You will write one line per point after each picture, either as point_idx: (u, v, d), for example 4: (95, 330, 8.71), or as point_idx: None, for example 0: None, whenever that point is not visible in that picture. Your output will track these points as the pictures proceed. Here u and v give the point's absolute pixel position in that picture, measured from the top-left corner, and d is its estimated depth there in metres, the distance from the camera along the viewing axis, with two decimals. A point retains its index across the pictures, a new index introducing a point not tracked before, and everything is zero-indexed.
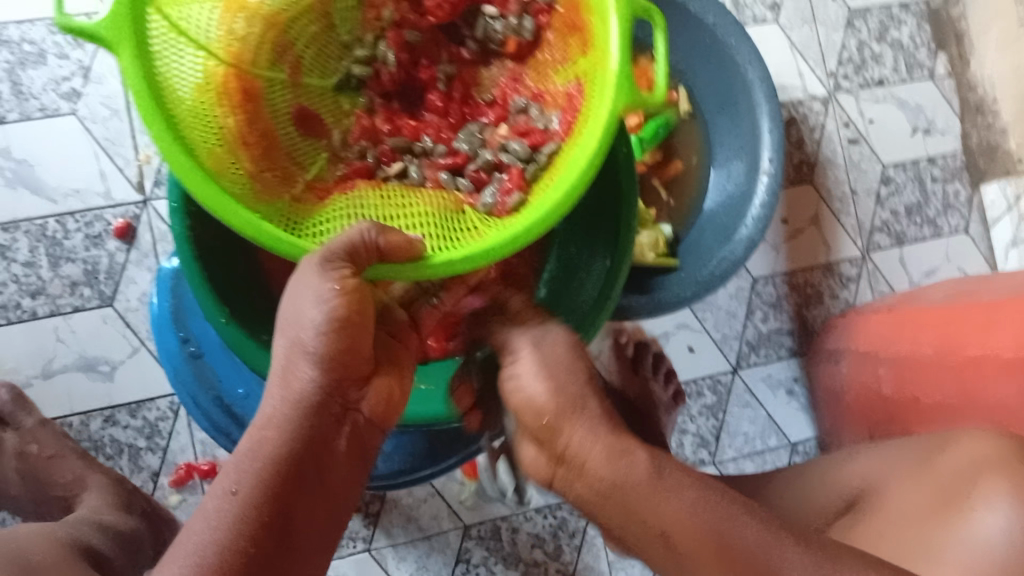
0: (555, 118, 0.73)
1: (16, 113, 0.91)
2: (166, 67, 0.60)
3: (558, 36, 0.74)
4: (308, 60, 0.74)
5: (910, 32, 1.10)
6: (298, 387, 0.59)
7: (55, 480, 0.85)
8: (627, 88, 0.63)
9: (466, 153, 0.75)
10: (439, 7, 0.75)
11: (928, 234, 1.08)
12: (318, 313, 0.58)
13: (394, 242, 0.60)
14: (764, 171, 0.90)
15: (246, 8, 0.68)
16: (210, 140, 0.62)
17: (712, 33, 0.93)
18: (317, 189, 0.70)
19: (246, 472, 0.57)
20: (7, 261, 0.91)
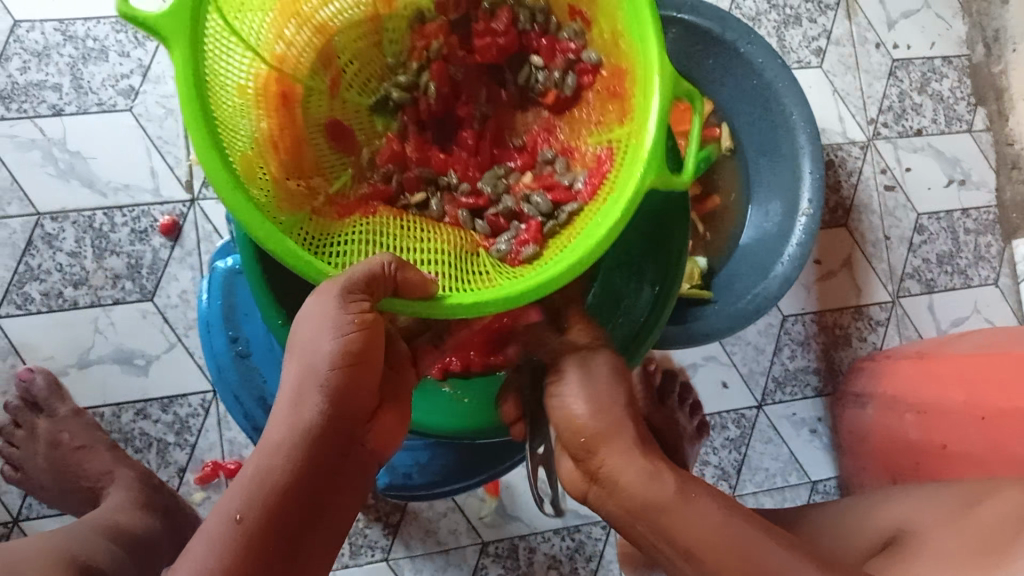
0: (580, 177, 0.71)
1: (74, 107, 0.93)
2: (213, 66, 0.57)
3: (598, 97, 0.72)
4: (350, 75, 0.73)
5: (951, 85, 1.11)
6: (307, 417, 0.57)
7: (84, 471, 0.86)
8: (657, 168, 0.60)
9: (489, 197, 0.75)
10: (487, 48, 0.75)
11: (958, 284, 1.09)
12: (334, 343, 0.56)
13: (410, 279, 0.58)
14: (803, 210, 0.91)
15: (299, 15, 0.66)
16: (242, 143, 0.58)
17: (759, 74, 0.93)
18: (337, 205, 0.67)
19: (251, 501, 0.54)
20: (53, 250, 0.92)
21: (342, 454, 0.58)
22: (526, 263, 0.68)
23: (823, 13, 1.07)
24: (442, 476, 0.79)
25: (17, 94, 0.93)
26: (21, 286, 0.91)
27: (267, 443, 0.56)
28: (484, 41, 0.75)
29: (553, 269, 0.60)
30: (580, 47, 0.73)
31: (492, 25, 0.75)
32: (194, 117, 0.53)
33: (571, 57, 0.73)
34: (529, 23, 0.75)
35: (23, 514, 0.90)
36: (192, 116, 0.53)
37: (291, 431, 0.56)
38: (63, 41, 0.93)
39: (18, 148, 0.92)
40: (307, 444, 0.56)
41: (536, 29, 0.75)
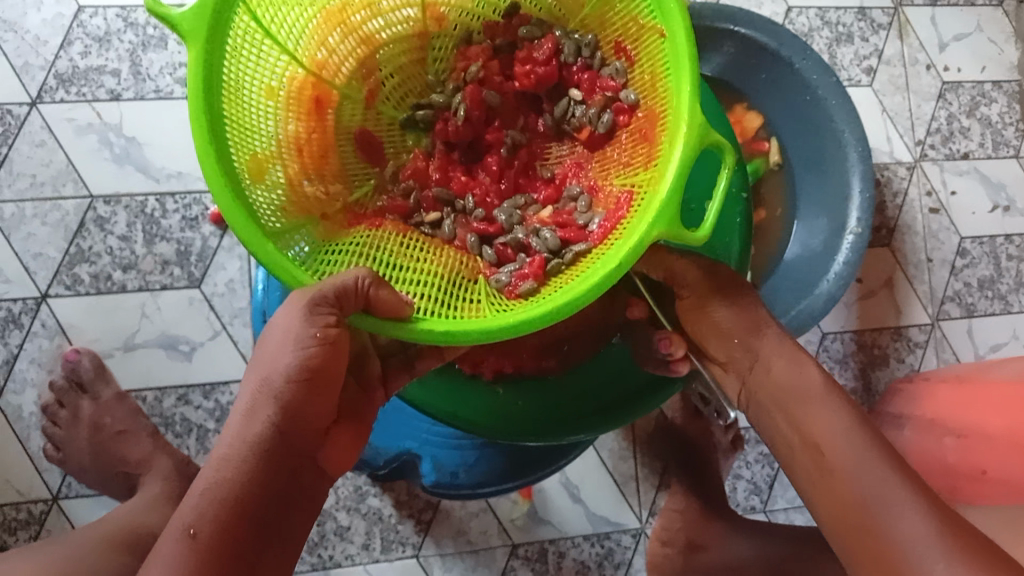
0: (597, 217, 0.68)
1: (131, 92, 0.95)
2: (237, 67, 0.58)
3: (630, 138, 0.70)
4: (387, 87, 0.74)
5: (1000, 110, 1.11)
6: (257, 431, 0.55)
7: (126, 457, 0.87)
8: (668, 219, 0.57)
9: (501, 224, 0.72)
10: (526, 75, 0.73)
11: (998, 309, 1.08)
12: (293, 357, 0.56)
13: (385, 297, 0.56)
14: (850, 230, 0.91)
15: (346, 24, 0.68)
16: (258, 142, 0.60)
17: (813, 91, 0.93)
18: (351, 214, 0.68)
19: (204, 514, 0.53)
20: (105, 233, 0.93)
21: (291, 473, 0.56)
22: (521, 298, 0.64)
23: (876, 32, 1.08)
24: (489, 477, 0.79)
25: (77, 78, 0.94)
26: (71, 267, 0.92)
27: (216, 457, 0.56)
28: (525, 68, 0.73)
29: (544, 304, 0.57)
30: (619, 85, 0.71)
31: (535, 53, 0.73)
32: (200, 108, 0.54)
33: (609, 95, 0.71)
34: (573, 55, 0.72)
35: (63, 493, 0.91)
36: (196, 111, 0.54)
37: (239, 445, 0.55)
38: (124, 28, 0.95)
39: (75, 132, 0.94)
40: (257, 458, 0.55)
41: (579, 62, 0.72)
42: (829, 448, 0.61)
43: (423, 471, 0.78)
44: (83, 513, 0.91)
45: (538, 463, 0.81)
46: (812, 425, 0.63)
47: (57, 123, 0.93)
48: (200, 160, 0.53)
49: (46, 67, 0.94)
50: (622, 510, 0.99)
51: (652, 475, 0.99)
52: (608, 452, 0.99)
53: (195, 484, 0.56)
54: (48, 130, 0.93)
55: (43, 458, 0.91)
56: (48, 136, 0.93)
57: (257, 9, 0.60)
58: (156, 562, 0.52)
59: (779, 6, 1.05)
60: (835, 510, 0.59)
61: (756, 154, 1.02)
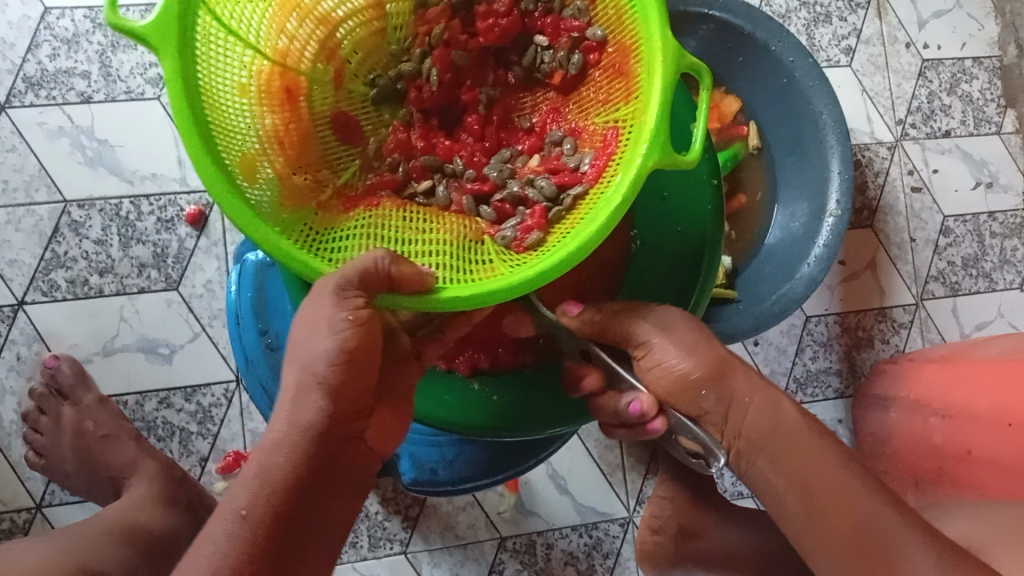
0: (587, 158, 0.66)
1: (102, 94, 0.94)
2: (204, 68, 0.55)
3: (603, 75, 0.67)
4: (353, 64, 0.72)
5: (981, 87, 1.11)
6: (308, 414, 0.53)
7: (109, 461, 0.86)
8: (661, 148, 0.55)
9: (493, 182, 0.71)
10: (489, 30, 0.72)
11: (982, 287, 1.08)
12: (329, 342, 0.53)
13: (409, 273, 0.54)
14: (831, 212, 0.90)
15: (300, 8, 0.65)
16: (242, 141, 0.57)
17: (790, 73, 0.92)
18: (344, 198, 0.65)
19: (257, 497, 0.51)
20: (80, 238, 0.92)
21: (339, 454, 0.54)
22: (531, 250, 0.62)
23: (854, 12, 1.07)
24: (469, 473, 0.79)
25: (46, 81, 0.93)
26: (47, 273, 0.92)
27: (267, 440, 0.53)
28: (487, 23, 0.72)
29: (559, 250, 0.55)
30: (584, 24, 0.69)
31: (494, 6, 0.72)
32: (184, 117, 0.51)
33: (575, 35, 0.69)
34: (532, 3, 0.72)
35: (46, 501, 0.91)
36: (182, 119, 0.51)
37: (291, 428, 0.53)
38: (93, 29, 0.94)
39: (46, 135, 0.93)
40: (312, 441, 0.53)
41: (539, 7, 0.72)
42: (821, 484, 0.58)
43: (402, 469, 0.80)
44: (68, 519, 0.91)
45: (520, 457, 0.79)
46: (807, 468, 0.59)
47: (27, 127, 0.93)
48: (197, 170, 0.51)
49: (14, 70, 0.93)
50: (609, 499, 0.99)
51: (639, 464, 1.00)
52: (594, 442, 0.99)
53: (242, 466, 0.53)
54: (19, 135, 0.92)
55: (26, 466, 0.91)
56: (18, 141, 0.92)
57: (211, 4, 0.56)
58: (209, 544, 0.50)
59: None
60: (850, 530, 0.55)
61: (735, 138, 1.01)
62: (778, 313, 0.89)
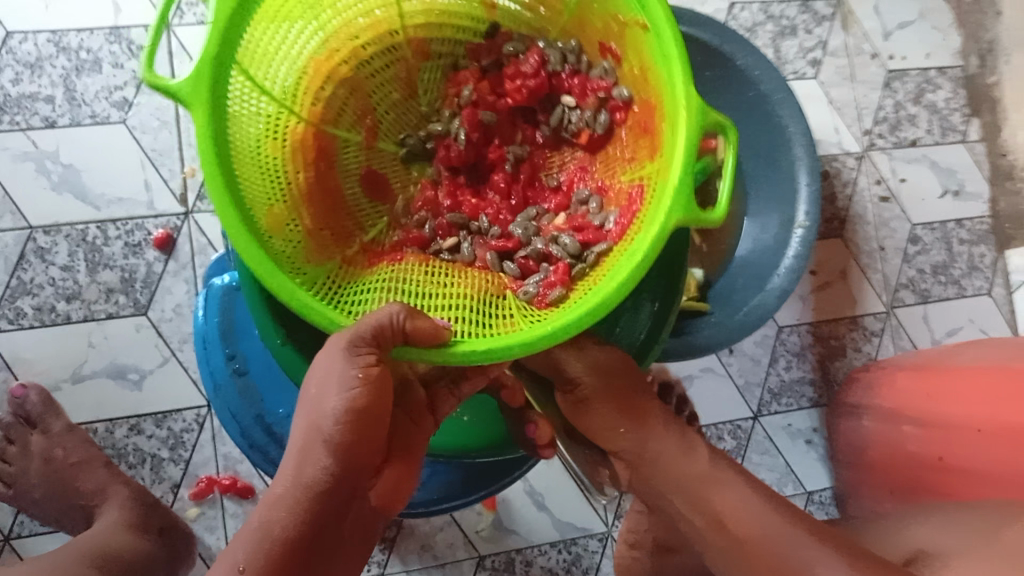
0: (612, 216, 0.68)
1: (67, 118, 0.93)
2: (238, 126, 0.57)
3: (631, 134, 0.68)
4: (386, 124, 0.73)
5: (946, 96, 1.12)
6: (311, 473, 0.55)
7: (79, 488, 0.85)
8: (683, 206, 0.56)
9: (518, 239, 0.71)
10: (517, 90, 0.72)
11: (952, 294, 1.09)
12: (339, 400, 0.55)
13: (422, 327, 0.55)
14: (799, 223, 0.91)
15: (335, 71, 0.66)
16: (271, 199, 0.59)
17: (757, 87, 0.93)
18: (369, 253, 0.67)
19: (255, 554, 0.53)
20: (47, 264, 0.91)
21: (340, 509, 0.56)
22: (553, 306, 0.62)
23: (819, 24, 1.08)
24: (445, 492, 0.78)
25: (10, 106, 0.92)
26: (13, 300, 0.91)
27: (271, 495, 0.55)
28: (514, 83, 0.72)
29: (580, 307, 0.56)
30: (611, 84, 0.69)
31: (522, 67, 0.72)
32: (213, 175, 0.53)
33: (602, 95, 0.70)
34: (559, 63, 0.71)
35: (15, 531, 0.89)
36: (210, 175, 0.53)
37: (293, 485, 0.55)
38: (56, 53, 0.93)
39: (11, 161, 0.92)
40: (311, 498, 0.55)
41: (566, 69, 0.71)
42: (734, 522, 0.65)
43: None
44: (37, 550, 0.89)
45: (495, 475, 0.79)
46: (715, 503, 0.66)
47: None
48: (223, 222, 0.52)
49: None
50: (588, 514, 0.98)
51: None
52: None
53: (246, 521, 0.55)
54: None
55: None
56: None
57: (250, 67, 0.58)
58: None
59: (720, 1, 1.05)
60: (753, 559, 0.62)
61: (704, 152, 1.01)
62: (749, 322, 0.90)
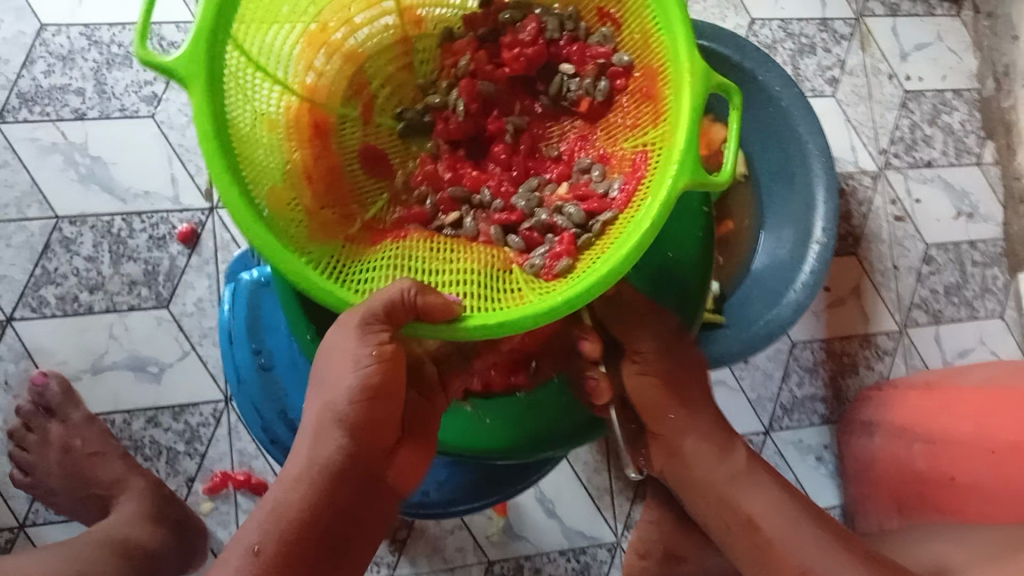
0: (616, 183, 0.67)
1: (96, 111, 0.94)
2: (236, 101, 0.57)
3: (632, 100, 0.69)
4: (381, 99, 0.74)
5: (962, 119, 1.13)
6: (325, 453, 0.57)
7: (97, 478, 0.86)
8: (691, 167, 0.56)
9: (522, 211, 0.71)
10: (515, 59, 0.73)
11: (964, 315, 1.10)
12: (354, 377, 0.56)
13: (433, 300, 0.55)
14: (815, 240, 0.92)
15: (329, 44, 0.68)
16: (272, 176, 0.59)
17: (777, 102, 0.94)
18: (372, 230, 0.67)
19: (269, 532, 0.56)
20: (71, 255, 0.92)
21: (353, 490, 0.58)
22: (561, 276, 0.62)
23: (838, 43, 1.10)
24: (461, 494, 0.79)
25: (40, 97, 0.93)
26: (37, 289, 0.92)
27: (287, 475, 0.58)
28: (513, 52, 0.73)
29: (589, 275, 0.56)
30: (610, 51, 0.71)
31: (519, 36, 0.73)
32: (214, 153, 0.52)
33: (602, 62, 0.71)
34: (557, 31, 0.73)
35: (30, 519, 0.90)
36: (212, 152, 0.52)
37: (308, 466, 0.57)
38: (88, 46, 0.94)
39: (39, 152, 0.93)
40: (324, 480, 0.57)
41: (565, 36, 0.73)
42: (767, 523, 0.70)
43: None
44: (51, 539, 0.90)
45: (510, 480, 0.79)
46: (746, 505, 0.71)
47: (20, 143, 0.93)
48: (229, 207, 0.52)
49: (8, 86, 0.93)
50: (597, 523, 0.99)
51: (627, 487, 1.00)
52: (582, 465, 0.99)
53: (262, 502, 0.58)
54: (11, 150, 0.93)
55: (10, 484, 0.90)
56: (11, 156, 0.92)
57: (244, 42, 0.58)
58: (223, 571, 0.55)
59: (742, 18, 1.07)
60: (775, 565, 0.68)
61: None
62: (766, 338, 0.91)
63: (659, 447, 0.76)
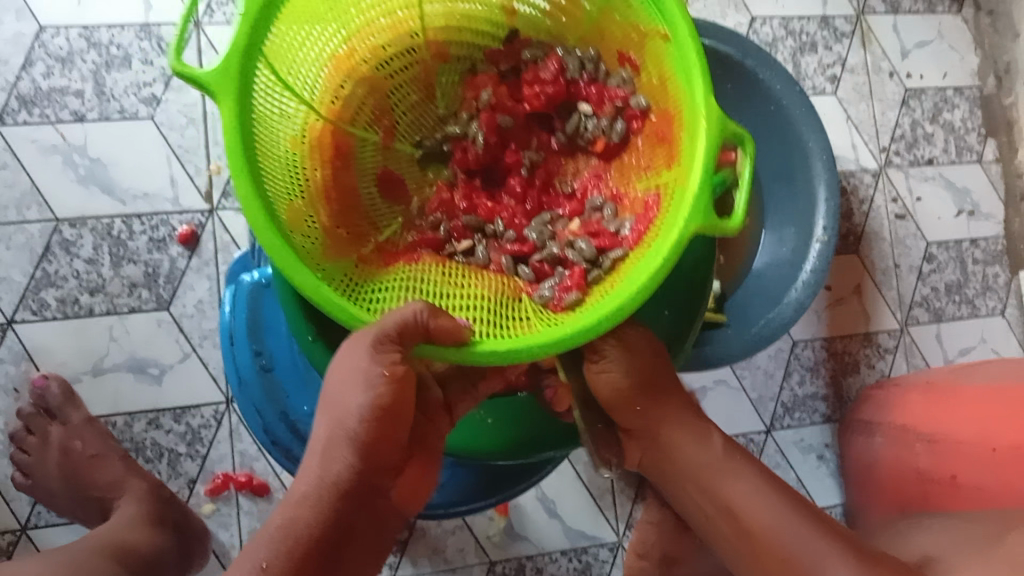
0: (628, 223, 0.66)
1: (96, 113, 0.94)
2: (261, 119, 0.57)
3: (647, 142, 0.68)
4: (404, 124, 0.72)
5: (963, 116, 1.13)
6: (335, 471, 0.57)
7: (97, 481, 0.86)
8: (701, 215, 0.56)
9: (534, 243, 0.70)
10: (535, 97, 0.72)
11: (965, 313, 1.10)
12: (364, 398, 0.57)
13: (445, 326, 0.56)
14: (817, 238, 0.92)
15: (355, 70, 0.66)
16: (292, 193, 0.59)
17: (778, 102, 0.93)
18: (385, 253, 0.66)
19: (277, 548, 0.55)
20: (71, 257, 0.92)
21: (362, 507, 0.58)
22: (568, 310, 0.62)
23: (839, 41, 1.09)
24: (462, 495, 0.79)
25: (40, 99, 0.93)
26: (37, 291, 0.91)
27: (295, 494, 0.57)
28: (533, 90, 0.72)
29: (596, 310, 0.57)
30: (627, 94, 0.69)
31: (539, 74, 0.71)
32: (239, 165, 0.53)
33: (620, 104, 0.69)
34: (577, 71, 0.71)
35: (32, 521, 0.90)
36: (235, 163, 0.53)
37: (318, 484, 0.57)
38: (87, 47, 0.94)
39: (38, 154, 0.93)
40: (332, 497, 0.57)
41: (584, 77, 0.71)
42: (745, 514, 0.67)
43: None
44: (52, 541, 0.90)
45: (510, 481, 0.79)
46: (726, 495, 0.69)
47: (19, 144, 0.93)
48: (251, 222, 0.53)
49: (7, 88, 0.93)
50: (598, 523, 0.99)
51: (628, 487, 1.00)
52: (582, 466, 0.99)
53: (268, 518, 0.58)
54: (10, 153, 0.92)
55: (11, 487, 0.90)
56: (10, 158, 0.92)
57: (273, 62, 0.58)
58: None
59: (743, 16, 1.06)
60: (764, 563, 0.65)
61: None
62: (765, 339, 0.91)
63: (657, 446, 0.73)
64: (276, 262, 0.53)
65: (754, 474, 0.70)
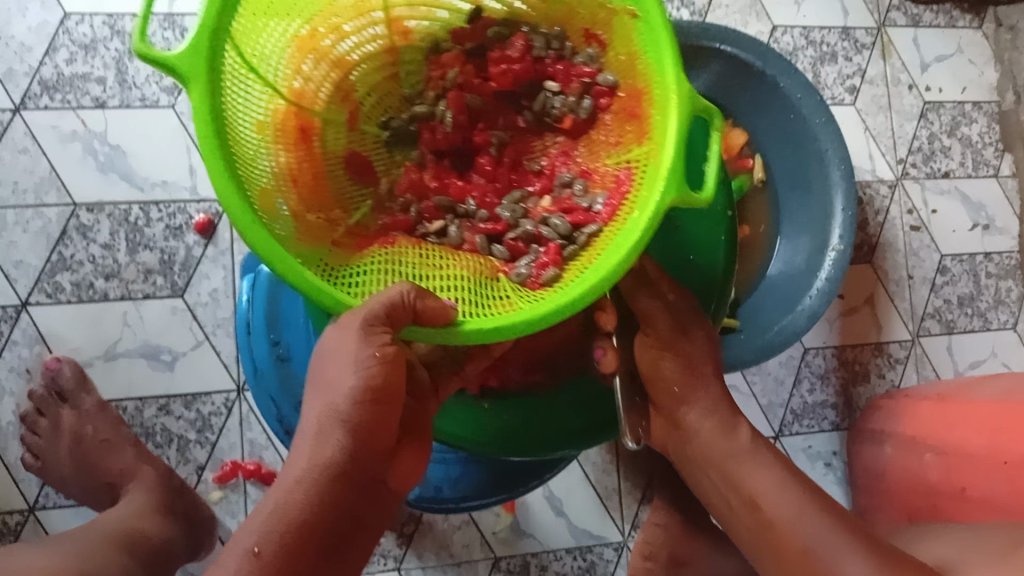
0: (601, 198, 0.66)
1: (117, 100, 0.94)
2: (232, 104, 0.54)
3: (616, 119, 0.68)
4: (366, 107, 0.71)
5: (980, 130, 1.13)
6: (327, 454, 0.56)
7: (107, 465, 0.86)
8: (677, 185, 0.55)
9: (506, 221, 0.70)
10: (503, 75, 0.72)
11: (977, 326, 1.10)
12: (355, 379, 0.55)
13: (433, 305, 0.54)
14: (833, 247, 0.92)
15: (317, 49, 0.64)
16: (261, 176, 0.56)
17: (796, 109, 0.93)
18: (357, 237, 0.64)
19: (269, 534, 0.55)
20: (88, 241, 0.92)
21: (355, 490, 0.57)
22: (546, 286, 0.62)
23: (859, 52, 1.09)
24: (472, 491, 0.79)
25: (62, 85, 0.93)
26: (52, 276, 0.92)
27: (287, 477, 0.56)
28: (500, 68, 0.72)
29: (581, 284, 0.55)
30: (595, 70, 0.70)
31: (507, 51, 0.71)
32: (212, 151, 0.49)
33: (587, 81, 0.70)
34: (544, 49, 0.71)
35: (40, 504, 0.90)
36: (209, 150, 0.49)
37: (311, 467, 0.56)
38: (110, 35, 0.94)
39: (59, 139, 0.93)
40: (325, 481, 0.56)
41: (551, 55, 0.71)
42: (770, 504, 0.67)
43: None
44: (61, 525, 0.90)
45: (521, 479, 0.79)
46: (749, 483, 0.69)
47: (40, 129, 0.93)
48: (230, 211, 0.49)
49: (30, 73, 0.93)
50: (605, 523, 0.99)
51: (635, 489, 1.00)
52: (591, 466, 1.00)
53: (262, 500, 0.57)
54: (30, 137, 0.93)
55: (21, 470, 0.90)
56: (31, 142, 0.93)
57: (240, 44, 0.55)
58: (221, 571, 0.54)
59: (764, 24, 1.06)
60: (784, 559, 0.66)
61: (740, 171, 1.01)
62: (780, 345, 0.90)
63: (670, 446, 0.73)
64: (257, 250, 0.49)
65: (772, 475, 0.69)
